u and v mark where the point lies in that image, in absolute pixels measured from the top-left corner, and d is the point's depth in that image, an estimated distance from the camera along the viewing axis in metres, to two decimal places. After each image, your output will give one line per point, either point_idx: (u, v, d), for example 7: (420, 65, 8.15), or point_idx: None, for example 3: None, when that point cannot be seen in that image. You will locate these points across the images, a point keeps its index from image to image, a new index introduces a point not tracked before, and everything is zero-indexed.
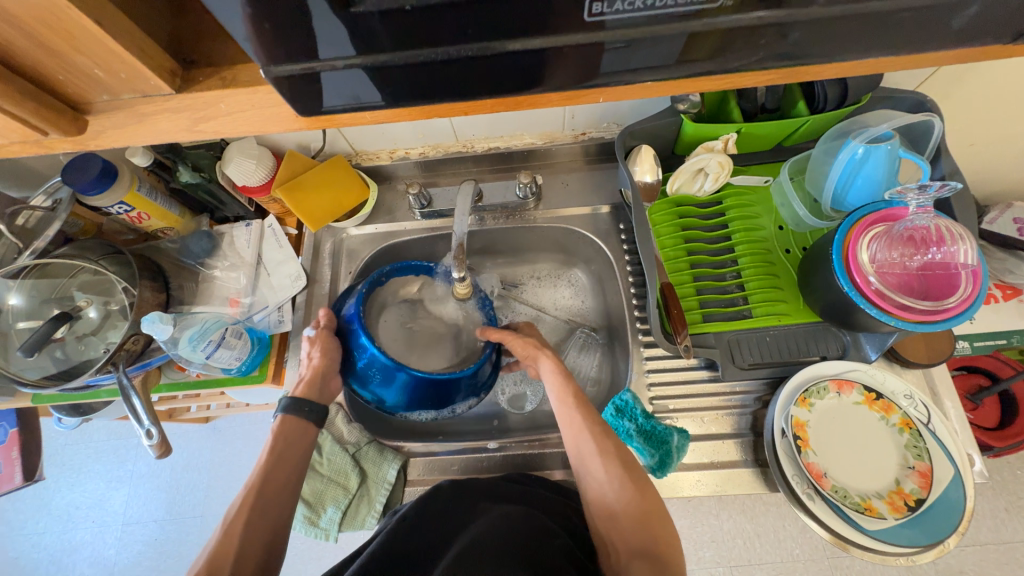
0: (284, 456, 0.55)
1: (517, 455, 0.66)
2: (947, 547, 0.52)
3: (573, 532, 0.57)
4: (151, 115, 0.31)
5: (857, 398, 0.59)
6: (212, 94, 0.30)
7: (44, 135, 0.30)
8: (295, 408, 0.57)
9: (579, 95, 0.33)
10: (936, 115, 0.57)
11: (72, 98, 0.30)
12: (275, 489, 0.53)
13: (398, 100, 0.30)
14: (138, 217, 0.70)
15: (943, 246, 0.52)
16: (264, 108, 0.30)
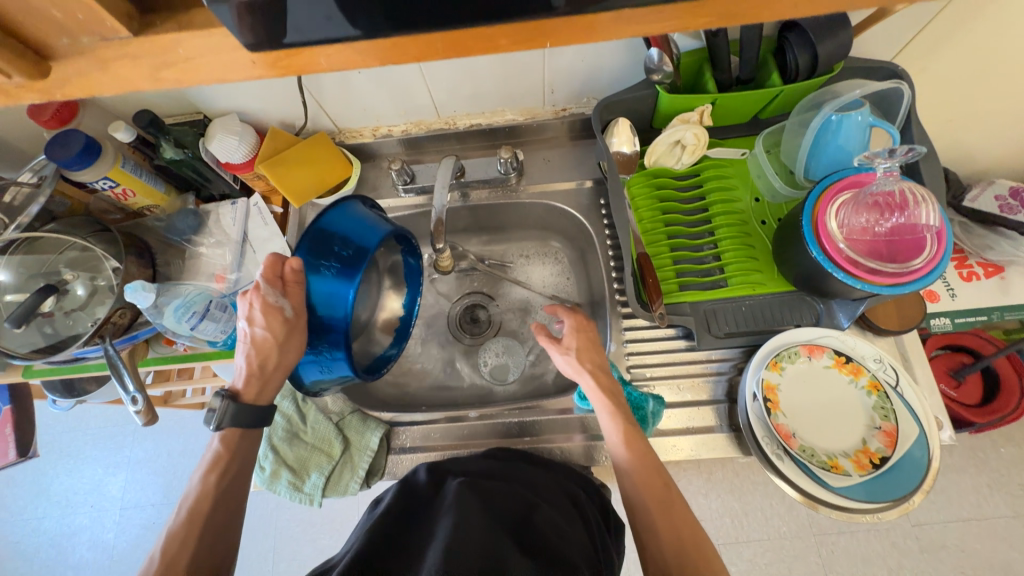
0: (243, 470, 0.54)
1: (499, 422, 0.68)
2: (911, 504, 0.53)
3: (557, 505, 0.56)
4: (111, 61, 0.32)
5: (828, 361, 0.60)
6: (170, 37, 0.31)
7: (8, 81, 0.31)
8: (250, 420, 0.54)
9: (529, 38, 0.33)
10: (905, 82, 0.58)
11: (35, 44, 0.31)
12: (224, 497, 0.52)
13: (354, 36, 0.31)
14: (123, 194, 0.71)
15: (908, 211, 0.53)
16: (221, 53, 0.32)
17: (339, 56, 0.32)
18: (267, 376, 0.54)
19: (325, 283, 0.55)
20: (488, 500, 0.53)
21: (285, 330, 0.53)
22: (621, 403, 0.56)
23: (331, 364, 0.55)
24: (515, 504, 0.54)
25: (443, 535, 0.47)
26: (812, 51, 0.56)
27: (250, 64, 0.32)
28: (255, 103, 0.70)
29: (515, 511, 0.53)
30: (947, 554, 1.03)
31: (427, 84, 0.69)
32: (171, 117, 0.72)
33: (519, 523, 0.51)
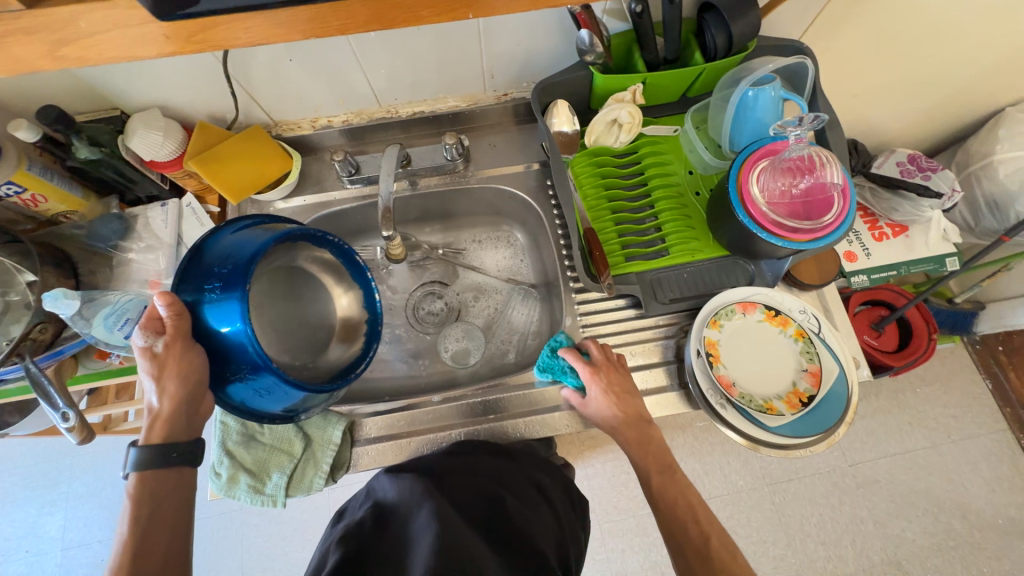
0: (162, 512, 0.48)
1: (464, 404, 0.68)
2: (836, 435, 0.59)
3: (520, 493, 0.63)
4: (7, 37, 0.31)
5: (760, 316, 0.65)
6: (67, 11, 0.30)
7: None
8: (157, 464, 0.48)
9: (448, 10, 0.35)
10: (809, 57, 0.64)
11: None
12: (157, 547, 0.47)
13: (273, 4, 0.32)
14: (33, 200, 0.65)
15: (817, 172, 0.59)
16: (129, 26, 0.31)
17: (255, 27, 0.33)
18: (166, 418, 0.49)
19: (212, 306, 0.47)
20: (452, 494, 0.57)
21: (176, 368, 0.47)
22: (655, 444, 0.60)
23: (266, 388, 0.48)
24: (484, 502, 0.59)
25: (422, 528, 0.52)
26: (727, 29, 0.61)
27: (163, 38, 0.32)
28: (178, 96, 0.66)
29: (485, 509, 0.59)
30: (879, 486, 1.15)
31: (364, 71, 0.69)
32: (82, 114, 0.66)
33: (498, 520, 0.58)
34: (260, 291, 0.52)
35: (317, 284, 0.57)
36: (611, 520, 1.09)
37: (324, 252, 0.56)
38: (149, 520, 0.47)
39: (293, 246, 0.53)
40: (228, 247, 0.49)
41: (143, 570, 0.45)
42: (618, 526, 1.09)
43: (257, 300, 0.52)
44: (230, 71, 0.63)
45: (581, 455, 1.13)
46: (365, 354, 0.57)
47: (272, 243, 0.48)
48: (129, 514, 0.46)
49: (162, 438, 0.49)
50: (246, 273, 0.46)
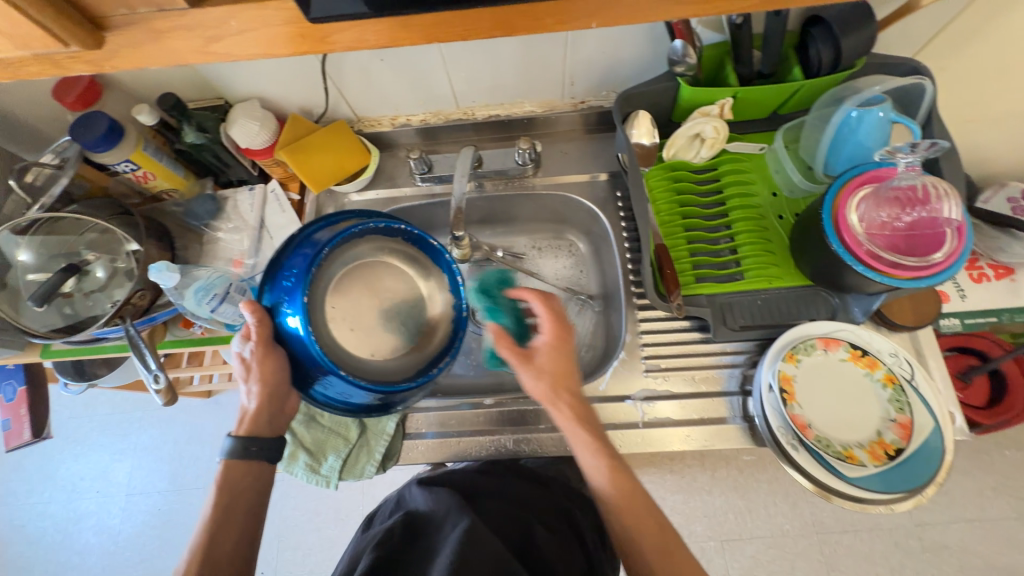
0: (235, 508, 0.52)
1: (511, 409, 0.68)
2: (924, 497, 0.54)
3: (552, 527, 0.60)
4: (164, 32, 0.33)
5: (843, 354, 0.60)
6: (224, 11, 0.33)
7: (65, 48, 0.33)
8: (238, 455, 0.54)
9: (567, 20, 0.34)
10: (928, 78, 0.59)
11: (91, 13, 0.33)
12: (228, 536, 0.52)
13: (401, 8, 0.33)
14: (144, 177, 0.71)
15: (929, 205, 0.54)
16: (272, 27, 0.34)
17: (383, 33, 0.34)
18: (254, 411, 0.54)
19: (283, 312, 0.49)
20: (485, 514, 0.58)
21: (262, 373, 0.51)
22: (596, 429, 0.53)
23: (341, 389, 0.49)
24: (513, 526, 0.58)
25: (453, 539, 0.52)
26: (835, 45, 0.57)
27: (299, 38, 0.34)
28: (277, 89, 0.71)
29: (516, 534, 0.57)
30: (949, 554, 1.03)
31: (448, 73, 0.70)
32: (194, 101, 0.72)
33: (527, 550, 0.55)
34: (337, 286, 0.50)
35: (397, 272, 0.55)
36: None
37: (396, 239, 0.55)
38: (226, 510, 0.52)
39: (362, 241, 0.52)
40: (290, 254, 0.50)
41: (216, 555, 0.50)
42: None
43: (338, 297, 0.50)
44: (325, 68, 0.67)
45: None
46: (453, 344, 0.55)
47: (326, 250, 0.49)
48: (212, 501, 0.52)
49: (246, 432, 0.55)
50: (304, 282, 0.48)
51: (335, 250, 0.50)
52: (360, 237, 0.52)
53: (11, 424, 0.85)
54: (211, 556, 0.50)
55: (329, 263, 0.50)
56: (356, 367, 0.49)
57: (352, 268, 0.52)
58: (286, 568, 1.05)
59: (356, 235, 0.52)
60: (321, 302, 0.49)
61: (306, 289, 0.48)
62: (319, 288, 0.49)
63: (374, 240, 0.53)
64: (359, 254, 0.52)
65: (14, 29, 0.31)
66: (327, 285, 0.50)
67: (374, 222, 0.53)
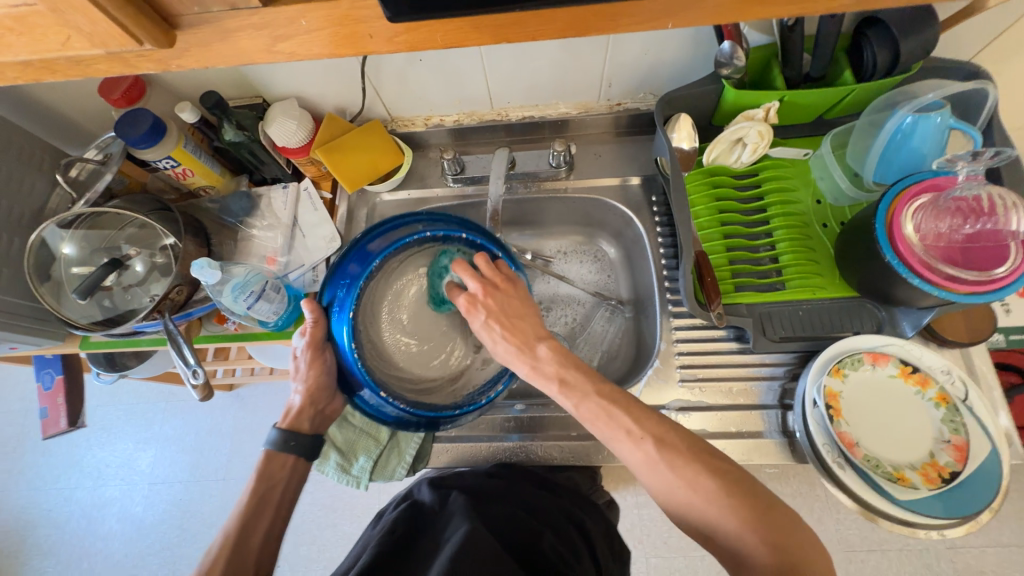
0: (264, 498, 0.55)
1: (526, 416, 0.67)
2: (978, 522, 0.52)
3: (558, 529, 0.59)
4: (235, 31, 0.33)
5: (892, 370, 0.58)
6: (295, 10, 0.33)
7: (138, 46, 0.33)
8: (278, 444, 0.58)
9: (645, 19, 0.34)
10: (990, 82, 0.56)
11: (165, 12, 0.33)
12: (259, 527, 0.54)
13: (463, 9, 0.32)
14: (183, 173, 0.72)
15: (995, 217, 0.51)
16: (342, 26, 0.34)
17: (452, 32, 0.34)
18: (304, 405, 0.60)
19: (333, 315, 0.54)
20: (490, 517, 0.57)
21: (315, 369, 0.58)
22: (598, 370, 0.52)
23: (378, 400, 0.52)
24: (520, 531, 0.57)
25: (454, 541, 0.52)
26: (893, 48, 0.54)
27: (369, 39, 0.34)
28: (316, 88, 0.71)
29: (522, 536, 0.56)
30: None
31: (485, 73, 0.69)
32: (234, 100, 0.73)
33: (530, 548, 0.54)
34: (398, 297, 0.54)
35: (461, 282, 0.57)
36: (659, 555, 1.02)
37: (455, 248, 0.57)
38: (258, 499, 0.55)
39: (420, 249, 0.56)
40: (341, 264, 0.54)
41: (244, 545, 0.52)
42: (665, 564, 1.02)
43: (400, 305, 0.54)
44: (365, 68, 0.67)
45: (632, 482, 1.06)
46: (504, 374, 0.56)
47: (377, 263, 0.53)
48: (250, 487, 0.56)
49: (289, 425, 0.59)
50: (355, 293, 0.52)
51: (390, 261, 0.54)
52: (417, 247, 0.55)
53: (48, 412, 0.87)
54: (241, 543, 0.52)
55: (386, 272, 0.54)
56: (403, 386, 0.52)
57: (410, 280, 0.55)
58: (301, 563, 1.06)
59: (411, 245, 0.55)
60: (377, 312, 0.53)
61: (356, 301, 0.52)
62: (373, 299, 0.53)
63: (431, 249, 0.56)
64: (416, 263, 0.56)
65: (91, 27, 0.31)
66: (388, 296, 0.54)
67: (431, 232, 0.55)
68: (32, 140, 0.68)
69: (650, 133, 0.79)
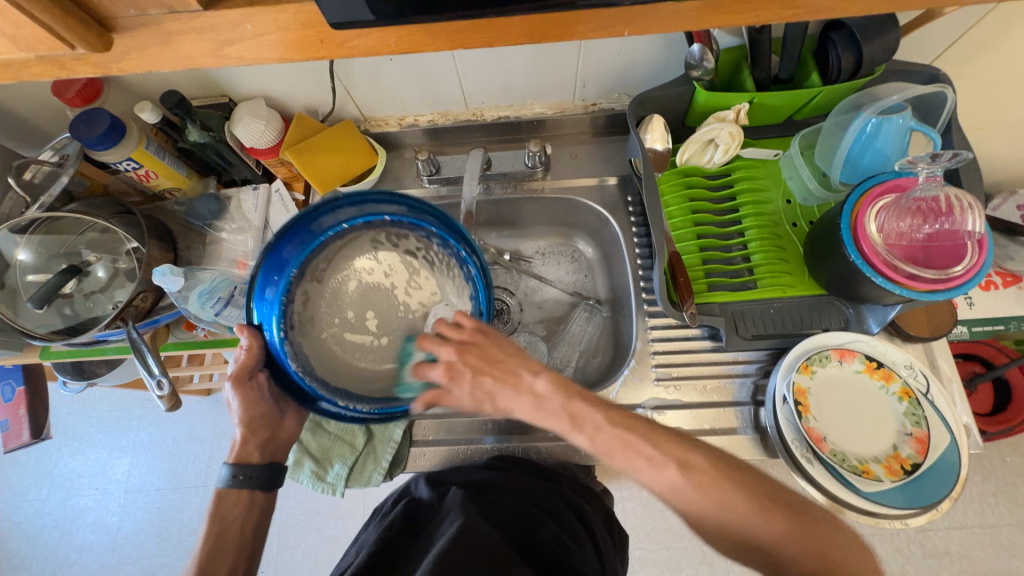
0: (221, 533, 0.55)
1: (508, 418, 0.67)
2: (939, 511, 0.54)
3: (560, 519, 0.59)
4: (175, 34, 0.32)
5: (858, 366, 0.60)
6: (240, 13, 0.32)
7: (70, 49, 0.32)
8: (229, 480, 0.56)
9: (599, 22, 0.34)
10: (949, 85, 0.58)
11: (99, 14, 0.32)
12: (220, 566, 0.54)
13: (417, 15, 0.31)
14: (146, 175, 0.69)
15: (952, 217, 0.53)
16: (290, 30, 0.33)
17: (405, 39, 0.33)
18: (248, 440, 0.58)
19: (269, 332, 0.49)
20: (490, 508, 0.57)
21: (249, 402, 0.56)
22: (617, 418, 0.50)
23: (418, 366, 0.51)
24: (518, 520, 0.57)
25: (445, 538, 0.51)
26: (856, 51, 0.55)
27: (318, 43, 0.33)
28: (283, 88, 0.69)
29: (521, 526, 0.56)
30: (950, 560, 0.99)
31: (458, 72, 0.68)
32: (198, 99, 0.71)
33: (532, 545, 0.54)
34: (333, 299, 0.48)
35: (398, 266, 0.51)
36: (642, 547, 1.03)
37: (377, 230, 0.51)
38: (217, 536, 0.55)
39: (344, 240, 0.50)
40: (272, 254, 0.48)
41: None
42: (648, 556, 1.03)
43: (340, 307, 0.48)
44: (333, 67, 0.65)
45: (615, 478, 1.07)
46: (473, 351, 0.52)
47: (295, 273, 0.48)
48: (204, 530, 0.54)
49: (237, 459, 0.57)
50: (283, 303, 0.47)
51: (310, 262, 0.48)
52: (338, 240, 0.50)
53: (9, 425, 0.84)
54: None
55: (312, 278, 0.48)
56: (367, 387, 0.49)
57: (341, 277, 0.49)
58: (285, 568, 1.04)
59: (326, 241, 0.49)
60: (314, 319, 0.48)
61: (284, 314, 0.47)
62: (307, 307, 0.48)
63: (357, 239, 0.50)
64: (344, 259, 0.49)
65: (17, 30, 0.30)
66: (318, 302, 0.48)
67: (347, 222, 0.50)
68: None
69: (625, 133, 0.79)
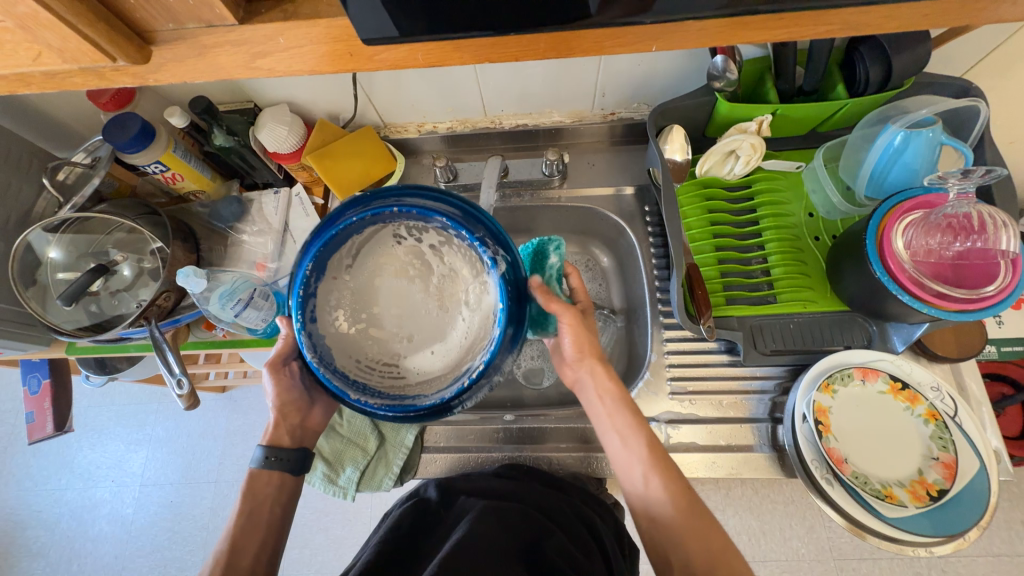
0: (251, 514, 0.53)
1: (517, 427, 0.68)
2: (965, 540, 0.52)
3: (572, 533, 0.56)
4: (211, 47, 0.33)
5: (882, 387, 0.58)
6: (273, 27, 0.33)
7: (111, 61, 0.33)
8: (262, 461, 0.55)
9: (627, 37, 0.34)
10: (981, 99, 0.56)
11: (139, 27, 0.33)
12: (248, 551, 0.52)
13: (447, 33, 0.32)
14: (172, 178, 0.71)
15: (985, 235, 0.51)
16: (322, 44, 0.33)
17: (434, 53, 0.34)
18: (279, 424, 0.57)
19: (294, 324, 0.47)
20: (502, 515, 0.55)
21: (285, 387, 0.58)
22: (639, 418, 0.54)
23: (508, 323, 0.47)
24: (527, 527, 0.55)
25: (450, 543, 0.50)
26: (884, 64, 0.54)
27: (349, 56, 0.34)
28: (307, 94, 0.70)
29: (532, 535, 0.54)
30: None
31: (477, 81, 0.68)
32: (224, 104, 0.73)
33: (541, 550, 0.51)
34: (354, 292, 0.47)
35: (421, 260, 0.48)
36: (650, 562, 1.01)
37: (397, 223, 0.47)
38: (248, 515, 0.53)
39: (364, 232, 0.47)
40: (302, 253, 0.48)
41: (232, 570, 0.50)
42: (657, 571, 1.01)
43: (362, 301, 0.47)
44: (356, 74, 0.66)
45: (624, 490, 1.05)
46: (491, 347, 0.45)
47: (312, 267, 0.45)
48: (238, 509, 0.53)
49: (271, 442, 0.57)
50: (299, 298, 0.45)
51: (331, 258, 0.46)
52: (357, 235, 0.47)
53: (34, 416, 0.86)
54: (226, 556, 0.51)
55: (330, 273, 0.46)
56: (387, 383, 0.46)
57: (365, 270, 0.47)
58: (293, 567, 1.05)
59: (346, 234, 0.46)
60: (335, 311, 0.46)
61: (303, 306, 0.45)
62: (328, 302, 0.46)
63: (377, 230, 0.47)
64: (366, 252, 0.47)
65: (62, 44, 0.31)
66: (340, 299, 0.46)
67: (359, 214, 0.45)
68: (19, 144, 0.68)
69: (643, 143, 0.79)
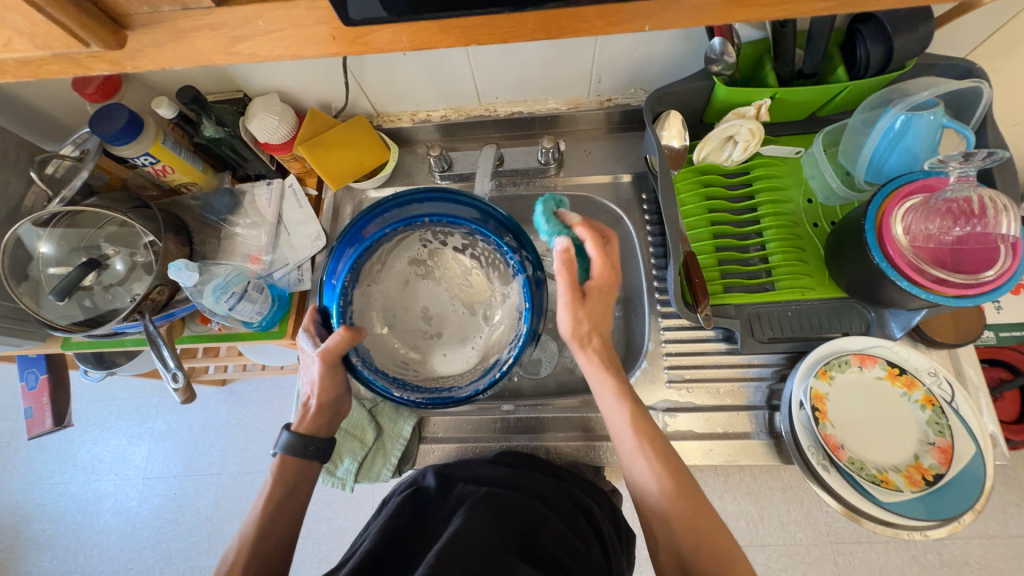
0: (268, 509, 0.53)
1: (517, 418, 0.68)
2: (962, 523, 0.52)
3: (570, 520, 0.57)
4: (187, 31, 0.32)
5: (879, 372, 0.58)
6: (252, 10, 0.32)
7: (86, 46, 0.32)
8: (298, 450, 0.55)
9: (618, 15, 0.33)
10: (984, 80, 0.55)
11: (114, 10, 0.32)
12: (268, 541, 0.51)
13: (430, 13, 0.31)
14: (162, 170, 0.70)
15: (984, 219, 0.50)
16: (304, 28, 0.33)
17: (420, 35, 0.33)
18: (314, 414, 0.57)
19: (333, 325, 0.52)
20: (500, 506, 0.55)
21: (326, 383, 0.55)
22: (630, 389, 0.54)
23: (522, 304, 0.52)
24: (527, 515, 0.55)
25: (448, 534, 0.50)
26: (885, 45, 0.53)
27: (332, 39, 0.33)
28: (297, 83, 0.69)
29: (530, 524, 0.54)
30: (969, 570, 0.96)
31: (470, 68, 0.67)
32: (213, 94, 0.71)
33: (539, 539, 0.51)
34: (388, 296, 0.54)
35: (443, 264, 0.56)
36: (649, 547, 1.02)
37: (423, 231, 0.54)
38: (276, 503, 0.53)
39: (393, 242, 0.54)
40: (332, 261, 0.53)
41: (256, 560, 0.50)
42: None
43: (394, 302, 0.54)
44: (346, 62, 0.65)
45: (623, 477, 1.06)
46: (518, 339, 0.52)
47: (349, 277, 0.51)
48: (267, 495, 0.53)
49: (307, 429, 0.57)
50: (338, 304, 0.51)
51: (365, 266, 0.53)
52: (387, 244, 0.54)
53: (33, 411, 0.86)
54: (251, 547, 0.50)
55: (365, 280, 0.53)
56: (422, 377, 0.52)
57: (395, 275, 0.55)
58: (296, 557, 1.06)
59: (377, 244, 0.53)
60: (372, 314, 0.53)
61: (342, 314, 0.51)
62: (365, 307, 0.53)
63: (403, 239, 0.54)
64: (395, 259, 0.55)
65: (33, 28, 0.30)
66: (376, 304, 0.53)
67: (390, 228, 0.53)
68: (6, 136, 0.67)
69: (641, 129, 0.78)
